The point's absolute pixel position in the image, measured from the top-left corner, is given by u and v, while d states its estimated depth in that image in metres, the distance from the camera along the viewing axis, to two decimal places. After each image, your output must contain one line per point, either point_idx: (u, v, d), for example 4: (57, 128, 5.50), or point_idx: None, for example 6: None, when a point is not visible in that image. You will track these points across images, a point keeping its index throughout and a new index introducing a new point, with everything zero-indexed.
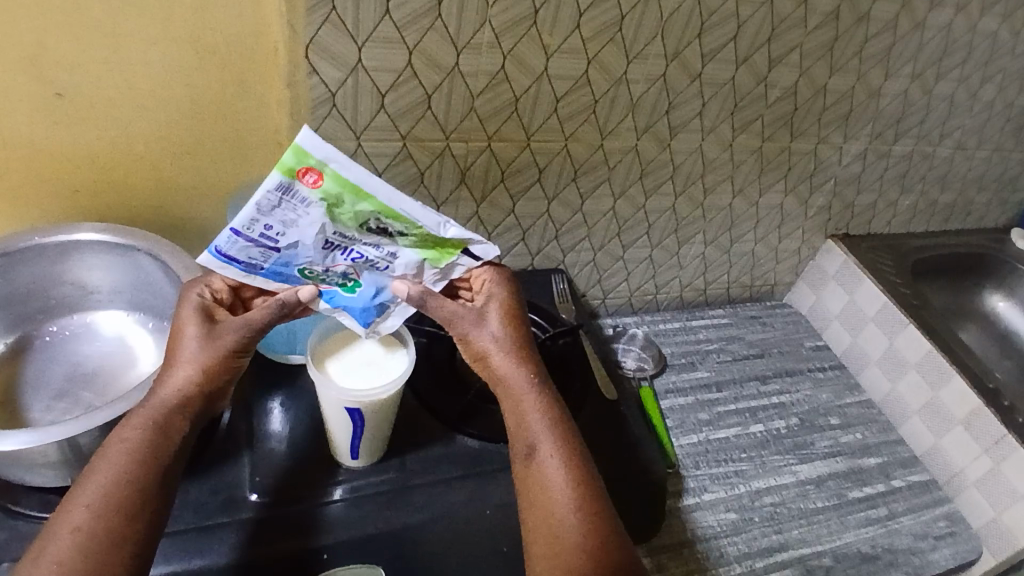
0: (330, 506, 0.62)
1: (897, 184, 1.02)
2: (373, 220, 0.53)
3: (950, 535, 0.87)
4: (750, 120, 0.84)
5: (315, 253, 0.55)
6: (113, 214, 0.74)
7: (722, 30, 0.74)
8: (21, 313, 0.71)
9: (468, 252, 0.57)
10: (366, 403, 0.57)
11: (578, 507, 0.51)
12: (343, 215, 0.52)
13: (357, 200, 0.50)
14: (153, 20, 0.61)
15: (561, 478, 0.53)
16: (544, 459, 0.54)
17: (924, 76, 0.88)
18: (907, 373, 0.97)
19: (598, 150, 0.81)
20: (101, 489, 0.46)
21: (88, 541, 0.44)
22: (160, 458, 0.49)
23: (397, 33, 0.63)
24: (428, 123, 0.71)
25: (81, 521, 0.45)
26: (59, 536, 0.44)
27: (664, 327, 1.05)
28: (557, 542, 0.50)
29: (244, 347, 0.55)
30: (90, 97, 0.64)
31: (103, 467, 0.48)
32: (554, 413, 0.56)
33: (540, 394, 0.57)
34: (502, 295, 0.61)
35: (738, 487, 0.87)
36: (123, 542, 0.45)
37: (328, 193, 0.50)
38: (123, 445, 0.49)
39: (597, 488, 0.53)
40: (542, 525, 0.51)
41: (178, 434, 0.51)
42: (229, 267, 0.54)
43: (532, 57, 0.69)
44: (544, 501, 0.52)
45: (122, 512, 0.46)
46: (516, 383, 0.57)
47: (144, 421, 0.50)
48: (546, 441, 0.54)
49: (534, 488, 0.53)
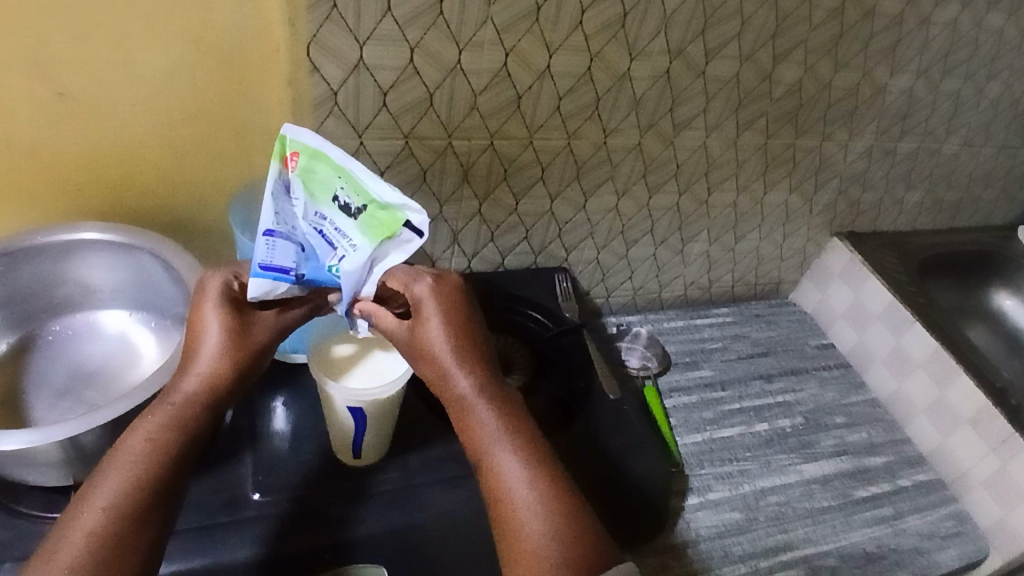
0: (333, 506, 0.62)
1: (903, 181, 1.02)
2: (340, 194, 0.57)
3: (957, 534, 0.87)
4: (755, 117, 0.84)
5: (314, 248, 0.57)
6: (116, 213, 0.74)
7: (725, 27, 0.73)
8: (25, 312, 0.71)
9: (410, 225, 0.56)
10: (368, 403, 0.58)
11: (543, 511, 0.48)
12: (320, 193, 0.57)
13: (326, 169, 0.56)
14: (153, 19, 0.61)
15: (529, 497, 0.49)
16: (505, 465, 0.51)
17: (930, 73, 0.88)
18: (914, 372, 0.97)
19: (601, 148, 0.80)
20: (116, 491, 0.45)
21: (101, 549, 0.43)
22: (182, 460, 0.48)
23: (398, 31, 0.63)
24: (430, 121, 0.71)
25: (96, 526, 0.44)
26: (70, 541, 0.43)
27: (668, 326, 1.05)
28: (527, 554, 0.47)
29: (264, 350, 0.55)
30: (90, 95, 0.64)
31: (118, 467, 0.46)
32: (511, 416, 0.54)
33: (496, 407, 0.54)
34: (436, 295, 0.57)
35: (742, 486, 0.87)
36: (134, 550, 0.44)
37: (303, 171, 0.56)
38: (142, 444, 0.48)
39: (565, 487, 0.50)
40: (509, 536, 0.48)
41: (200, 434, 0.50)
42: (281, 284, 0.54)
43: (534, 55, 0.69)
44: (507, 510, 0.49)
45: (136, 518, 0.45)
46: (470, 403, 0.54)
47: (163, 419, 0.49)
48: (505, 446, 0.52)
49: (497, 497, 0.50)
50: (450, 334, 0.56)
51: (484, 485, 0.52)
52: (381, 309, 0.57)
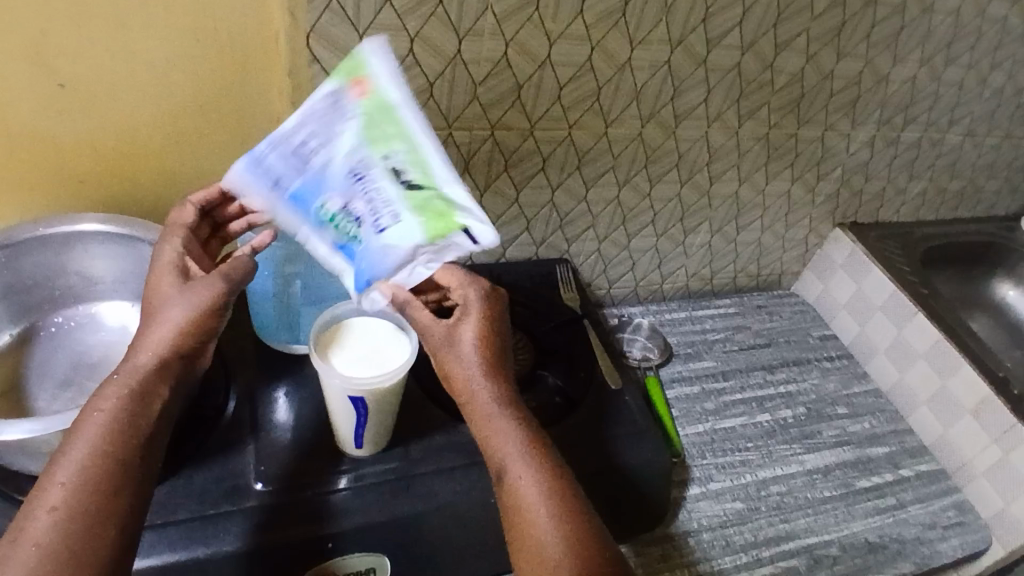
0: (335, 495, 0.62)
1: (906, 171, 1.01)
2: (398, 158, 0.54)
3: (959, 524, 0.87)
4: (757, 106, 0.83)
5: (337, 180, 0.55)
6: (116, 205, 0.74)
7: (726, 15, 0.73)
8: (27, 304, 0.71)
9: (468, 233, 0.56)
10: (369, 392, 0.57)
11: (559, 525, 0.48)
12: (378, 142, 0.54)
13: (394, 125, 0.53)
14: (152, 10, 0.60)
15: (539, 500, 0.50)
16: (522, 476, 0.51)
17: (933, 62, 0.87)
18: (916, 362, 0.96)
19: (602, 138, 0.80)
20: (80, 464, 0.45)
21: (70, 520, 0.42)
22: (138, 428, 0.48)
23: (398, 20, 0.63)
24: (430, 111, 0.71)
25: (59, 500, 0.43)
26: (36, 518, 0.42)
27: (670, 317, 1.05)
28: (535, 556, 0.48)
29: (223, 299, 0.54)
30: (90, 87, 0.64)
31: (78, 442, 0.46)
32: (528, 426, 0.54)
33: (512, 413, 0.55)
34: (475, 298, 0.60)
35: (744, 476, 0.87)
36: (108, 517, 0.43)
37: (366, 107, 0.52)
38: (101, 416, 0.47)
39: (579, 503, 0.51)
40: (523, 548, 0.49)
41: (155, 401, 0.50)
42: (253, 187, 0.57)
43: (534, 44, 0.69)
44: (522, 521, 0.50)
45: (103, 486, 0.44)
46: (484, 406, 0.55)
47: (121, 390, 0.49)
48: (522, 457, 0.52)
49: (512, 507, 0.51)
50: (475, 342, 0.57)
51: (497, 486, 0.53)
52: (415, 300, 0.58)
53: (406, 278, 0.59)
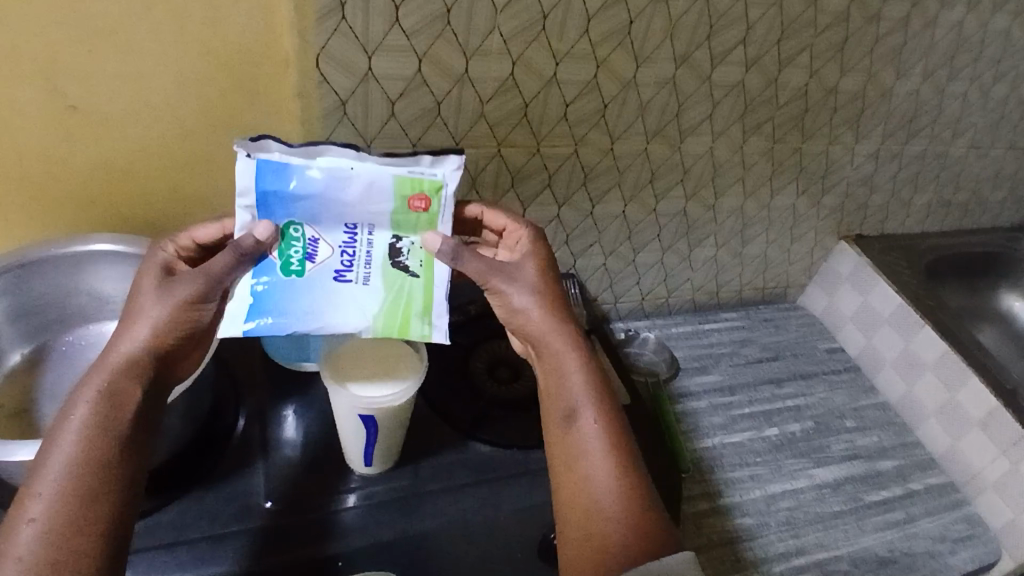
0: (345, 513, 0.62)
1: (911, 183, 1.02)
2: (404, 256, 0.56)
3: (969, 537, 0.86)
4: (761, 121, 0.84)
5: (325, 273, 0.55)
6: (126, 224, 0.74)
7: (730, 33, 0.74)
8: (38, 323, 0.72)
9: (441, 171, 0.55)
10: (379, 410, 0.58)
11: (618, 473, 0.50)
12: (388, 278, 0.56)
13: (412, 282, 0.56)
14: (164, 32, 0.61)
15: (599, 443, 0.52)
16: (584, 425, 0.53)
17: (937, 75, 0.88)
18: (924, 374, 0.96)
19: (607, 154, 0.81)
20: (59, 473, 0.44)
21: (51, 532, 0.42)
22: (112, 429, 0.47)
23: (406, 41, 0.64)
24: (438, 130, 0.72)
25: (35, 512, 0.43)
26: (14, 535, 0.42)
27: (676, 331, 1.05)
28: (586, 490, 0.50)
29: (201, 299, 0.53)
30: (102, 109, 0.65)
31: (57, 450, 0.46)
32: (595, 376, 0.55)
33: (581, 358, 0.56)
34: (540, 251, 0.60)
35: (753, 491, 0.86)
36: (88, 531, 0.43)
37: (391, 311, 0.55)
38: (73, 423, 0.47)
39: (634, 455, 0.52)
40: (575, 494, 0.51)
41: (127, 403, 0.49)
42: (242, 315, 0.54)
43: (542, 63, 0.70)
44: (578, 467, 0.51)
45: (76, 497, 0.44)
46: (555, 343, 0.56)
47: (91, 394, 0.48)
48: (586, 406, 0.54)
49: (570, 453, 0.52)
50: (543, 298, 0.57)
51: (554, 421, 0.54)
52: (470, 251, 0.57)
53: (311, 156, 0.53)
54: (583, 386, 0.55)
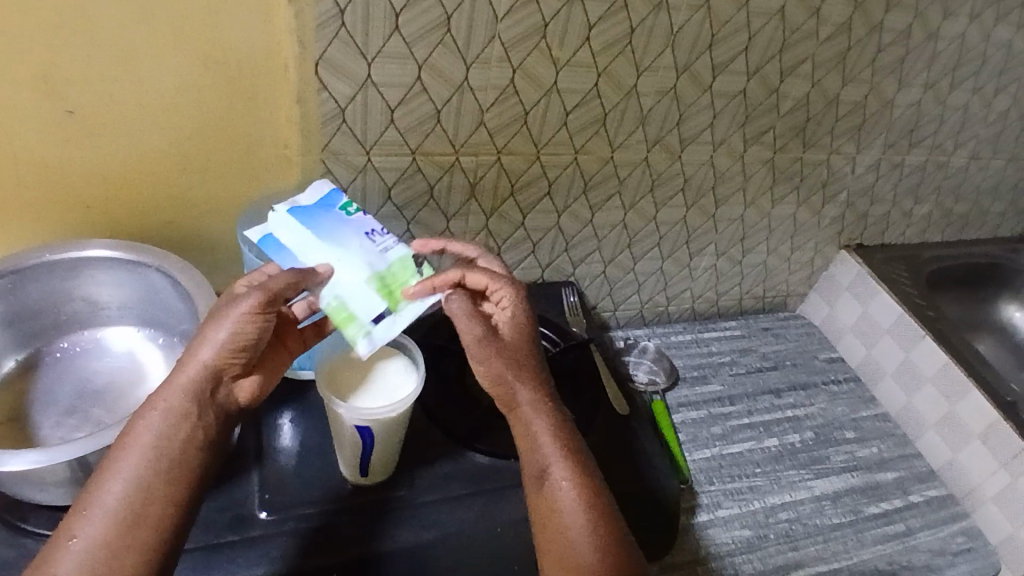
0: (340, 523, 0.62)
1: (911, 194, 1.01)
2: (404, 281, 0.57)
3: (969, 551, 0.86)
4: (762, 130, 0.84)
5: (342, 233, 0.58)
6: (123, 230, 0.73)
7: (732, 43, 0.73)
8: (32, 329, 0.71)
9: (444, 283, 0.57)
10: (374, 421, 0.57)
11: (594, 532, 0.50)
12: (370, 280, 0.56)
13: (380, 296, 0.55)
14: (163, 38, 0.61)
15: (575, 503, 0.52)
16: (557, 484, 0.53)
17: (939, 86, 0.88)
18: (924, 386, 0.96)
19: (608, 163, 0.80)
20: (113, 493, 0.46)
21: (91, 551, 0.44)
22: (169, 449, 0.48)
23: (407, 48, 0.63)
24: (437, 137, 0.71)
25: (85, 530, 0.45)
26: (62, 550, 0.44)
27: (675, 340, 1.04)
28: (563, 553, 0.50)
29: (263, 311, 0.51)
30: (101, 114, 0.64)
31: (111, 467, 0.47)
32: (564, 432, 0.55)
33: (550, 420, 0.56)
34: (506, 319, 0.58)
35: (751, 503, 0.86)
36: (129, 551, 0.45)
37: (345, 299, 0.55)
38: (138, 441, 0.48)
39: (610, 508, 0.52)
40: (554, 556, 0.50)
41: (188, 419, 0.49)
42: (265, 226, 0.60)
43: (543, 71, 0.69)
44: (555, 528, 0.51)
45: (123, 523, 0.45)
46: (525, 407, 0.56)
47: (159, 411, 0.49)
48: (557, 464, 0.53)
49: (546, 516, 0.52)
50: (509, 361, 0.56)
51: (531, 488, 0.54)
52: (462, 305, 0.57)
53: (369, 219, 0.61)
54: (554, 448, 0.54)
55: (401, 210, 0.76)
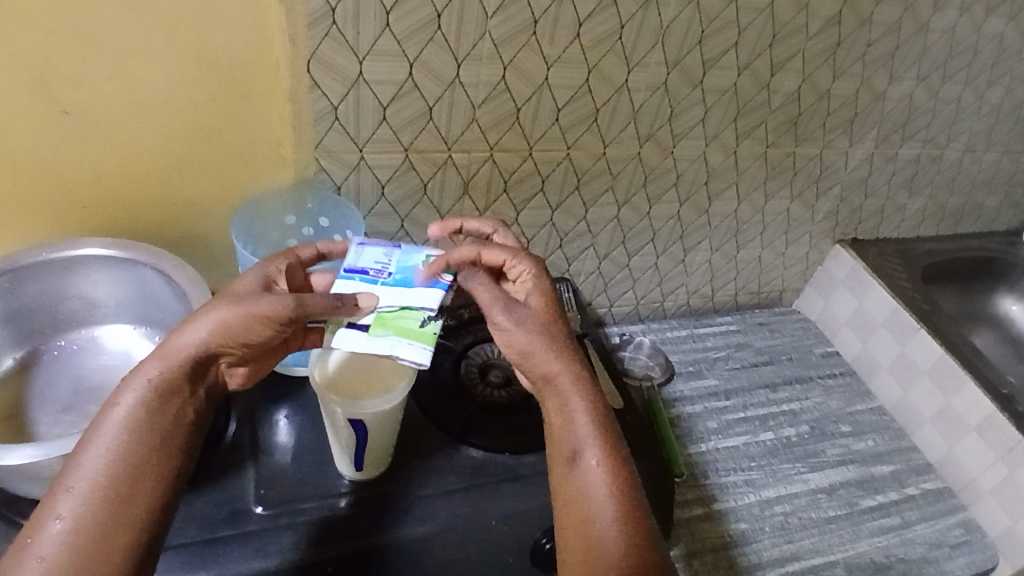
0: (335, 518, 0.62)
1: (906, 188, 1.02)
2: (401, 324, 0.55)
3: (966, 543, 0.86)
4: (753, 126, 0.84)
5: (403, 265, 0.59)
6: (119, 230, 0.74)
7: (721, 38, 0.74)
8: (29, 328, 0.72)
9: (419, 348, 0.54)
10: (367, 415, 0.58)
11: (620, 520, 0.48)
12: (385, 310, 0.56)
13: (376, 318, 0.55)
14: (156, 37, 0.61)
15: (604, 486, 0.50)
16: (589, 466, 0.51)
17: (930, 79, 0.88)
18: (919, 379, 0.96)
19: (600, 158, 0.81)
20: (94, 471, 0.46)
21: (73, 531, 0.44)
22: (158, 429, 0.49)
23: (397, 46, 0.64)
24: (429, 135, 0.72)
25: (69, 510, 0.45)
26: (43, 530, 0.44)
27: (671, 335, 1.05)
28: (587, 536, 0.48)
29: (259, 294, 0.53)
30: (94, 114, 0.65)
31: (97, 441, 0.47)
32: (600, 413, 0.53)
33: (587, 398, 0.54)
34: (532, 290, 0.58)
35: (748, 496, 0.86)
36: (114, 529, 0.45)
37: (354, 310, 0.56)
38: (121, 417, 0.48)
39: (640, 498, 0.50)
40: (582, 539, 0.48)
41: (173, 401, 0.50)
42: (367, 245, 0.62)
43: (533, 68, 0.70)
44: (583, 509, 0.49)
45: (109, 504, 0.45)
46: (561, 381, 0.54)
47: (145, 385, 0.49)
48: (592, 446, 0.51)
49: (573, 497, 0.50)
50: (551, 337, 0.55)
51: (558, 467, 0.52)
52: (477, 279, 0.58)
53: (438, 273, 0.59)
54: (588, 427, 0.52)
55: (395, 207, 0.77)
